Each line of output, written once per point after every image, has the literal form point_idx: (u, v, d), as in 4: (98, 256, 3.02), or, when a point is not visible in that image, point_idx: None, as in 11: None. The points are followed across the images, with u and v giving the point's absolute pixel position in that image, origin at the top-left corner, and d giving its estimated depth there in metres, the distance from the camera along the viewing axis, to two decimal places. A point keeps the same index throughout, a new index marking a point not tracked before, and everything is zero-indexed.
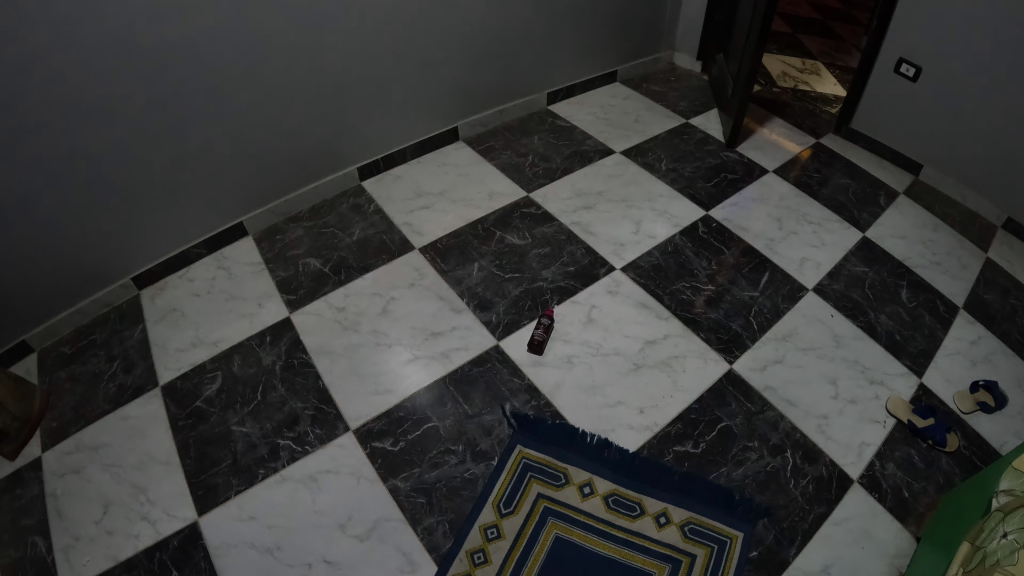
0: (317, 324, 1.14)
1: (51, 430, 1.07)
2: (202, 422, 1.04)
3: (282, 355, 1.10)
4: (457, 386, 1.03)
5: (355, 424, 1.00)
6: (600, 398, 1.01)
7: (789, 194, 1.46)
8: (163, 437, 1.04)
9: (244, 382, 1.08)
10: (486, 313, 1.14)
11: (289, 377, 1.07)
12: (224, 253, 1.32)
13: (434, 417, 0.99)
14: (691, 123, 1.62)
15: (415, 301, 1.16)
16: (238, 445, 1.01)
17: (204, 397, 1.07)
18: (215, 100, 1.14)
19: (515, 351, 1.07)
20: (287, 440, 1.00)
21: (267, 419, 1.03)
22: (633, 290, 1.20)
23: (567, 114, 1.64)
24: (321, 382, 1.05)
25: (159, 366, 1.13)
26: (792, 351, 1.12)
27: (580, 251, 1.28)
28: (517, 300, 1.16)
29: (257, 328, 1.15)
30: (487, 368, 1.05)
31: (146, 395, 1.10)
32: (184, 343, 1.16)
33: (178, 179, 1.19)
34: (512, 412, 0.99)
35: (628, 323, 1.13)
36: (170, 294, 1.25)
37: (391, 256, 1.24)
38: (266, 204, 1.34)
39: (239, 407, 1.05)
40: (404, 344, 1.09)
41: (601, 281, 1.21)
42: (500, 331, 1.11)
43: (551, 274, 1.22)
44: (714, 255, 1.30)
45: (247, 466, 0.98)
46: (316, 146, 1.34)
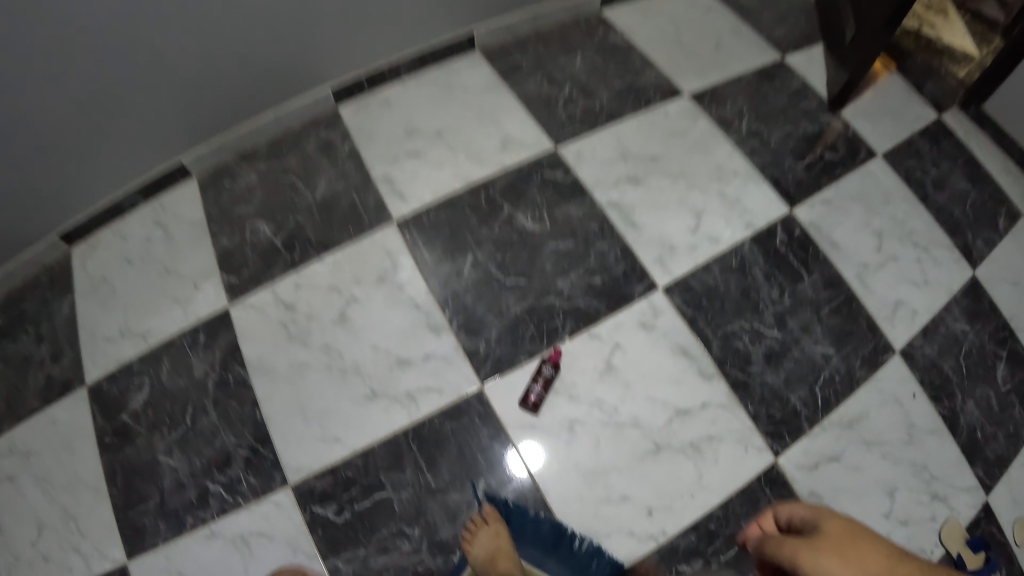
0: (262, 325, 0.95)
1: None
2: (130, 443, 1.00)
3: (217, 366, 0.96)
4: (423, 446, 0.82)
5: (293, 478, 0.86)
6: (601, 486, 0.80)
7: (897, 196, 1.08)
8: (91, 456, 1.03)
9: (173, 398, 0.98)
10: (471, 337, 0.88)
11: (221, 401, 0.94)
12: (162, 203, 1.14)
13: (387, 486, 0.81)
14: (788, 62, 1.21)
15: (386, 309, 0.90)
16: (166, 482, 0.95)
17: (131, 410, 1.01)
18: (108, 36, 0.86)
19: (498, 408, 0.84)
20: (217, 484, 0.91)
21: (196, 454, 0.94)
22: (674, 325, 0.93)
23: (626, 25, 1.23)
24: (259, 414, 0.90)
25: (87, 359, 1.09)
26: (852, 446, 0.86)
27: (606, 256, 0.97)
28: (514, 323, 0.89)
29: (192, 321, 1.01)
30: (461, 426, 0.83)
31: (74, 395, 1.07)
32: (113, 333, 1.08)
33: (94, 135, 0.98)
34: (485, 492, 0.80)
35: (658, 380, 0.88)
36: (103, 259, 1.15)
37: (358, 230, 0.98)
38: (210, 139, 1.10)
39: (166, 431, 0.97)
40: (363, 373, 0.87)
41: (634, 306, 0.93)
42: (486, 368, 0.86)
43: (566, 285, 0.93)
44: (788, 281, 0.98)
45: (176, 510, 0.93)
46: (264, 64, 1.02)
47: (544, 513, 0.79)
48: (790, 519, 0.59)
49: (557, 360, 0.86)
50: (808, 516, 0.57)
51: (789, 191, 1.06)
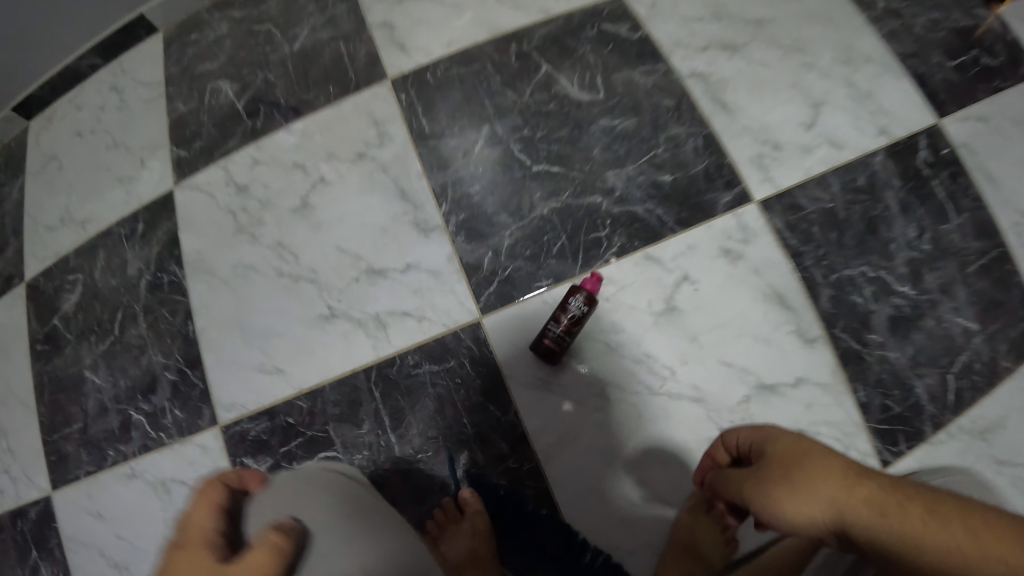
0: (207, 212, 0.72)
1: None
2: (58, 354, 0.81)
3: (151, 265, 0.74)
4: (390, 394, 0.57)
5: (223, 416, 0.64)
6: (635, 486, 0.56)
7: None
8: (24, 363, 0.85)
9: (104, 300, 0.78)
10: (473, 245, 0.60)
11: (153, 309, 0.72)
12: (122, 62, 0.93)
13: (336, 445, 0.58)
14: None
15: (354, 198, 0.64)
16: (91, 405, 0.75)
17: (61, 313, 0.82)
18: None
19: (502, 348, 0.58)
20: (141, 415, 0.71)
21: (122, 372, 0.73)
22: (767, 257, 0.63)
23: None
24: (191, 329, 0.68)
25: (28, 251, 0.90)
26: (982, 468, 0.57)
27: (682, 149, 0.67)
28: (539, 228, 0.61)
29: (133, 206, 0.79)
30: (446, 372, 0.57)
31: (13, 293, 0.89)
32: (54, 220, 0.88)
33: None
34: (466, 471, 0.56)
35: (735, 335, 0.61)
36: (56, 130, 0.95)
37: (339, 91, 0.71)
38: None
39: (95, 341, 0.77)
40: (321, 284, 0.62)
41: (715, 223, 0.64)
42: (491, 292, 0.59)
43: (620, 181, 0.65)
44: (931, 219, 0.65)
45: (97, 440, 0.74)
46: None
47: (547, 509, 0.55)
48: (736, 445, 0.45)
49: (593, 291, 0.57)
50: (751, 437, 0.43)
51: (935, 95, 0.69)
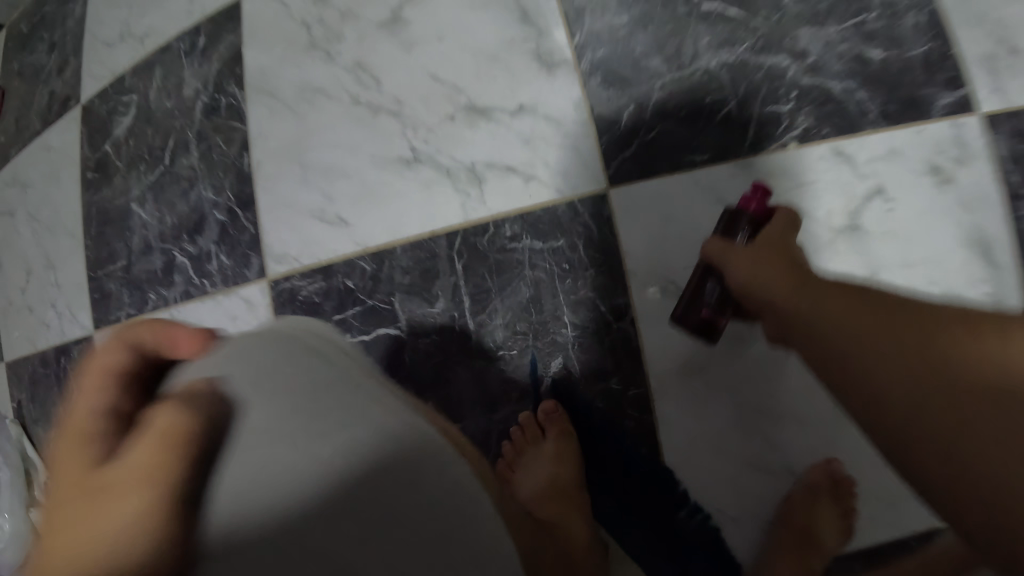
0: (275, 25, 0.57)
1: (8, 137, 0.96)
2: (106, 182, 0.72)
3: (210, 85, 0.62)
4: (476, 267, 0.45)
5: (273, 269, 0.53)
6: (760, 442, 0.42)
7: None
8: (73, 192, 0.79)
9: (157, 126, 0.67)
10: (613, 94, 0.45)
11: (207, 136, 0.61)
12: None
13: (399, 322, 0.46)
14: None
15: (457, 18, 0.49)
16: (133, 240, 0.67)
17: (112, 139, 0.73)
18: None
19: (627, 233, 0.44)
20: (185, 257, 0.62)
21: (169, 208, 0.64)
22: (986, 190, 0.44)
23: None
24: (246, 160, 0.56)
25: (85, 71, 0.81)
26: None
27: (900, 19, 0.46)
28: (697, 87, 0.45)
29: (195, 18, 0.67)
30: (550, 252, 0.44)
31: (69, 116, 0.81)
32: (113, 36, 0.78)
33: None
34: (554, 383, 0.44)
35: (923, 278, 0.44)
36: None
37: None
38: None
39: (143, 171, 0.67)
40: (405, 118, 0.49)
41: (926, 129, 0.45)
42: (624, 160, 0.44)
43: (816, 40, 0.47)
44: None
45: (139, 280, 0.66)
46: None
47: (645, 450, 0.42)
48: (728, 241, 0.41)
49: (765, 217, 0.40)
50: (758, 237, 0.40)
51: None
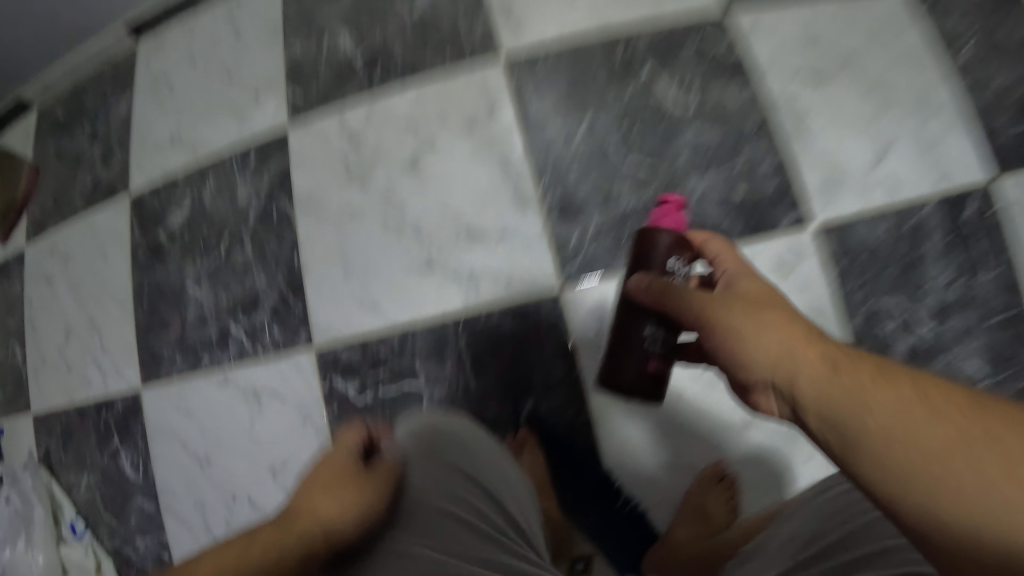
0: (320, 157, 0.77)
1: (42, 215, 1.10)
2: (159, 264, 0.88)
3: (262, 195, 0.80)
4: (474, 340, 0.68)
5: (319, 339, 0.73)
6: (670, 450, 0.64)
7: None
8: (119, 269, 0.93)
9: (210, 223, 0.84)
10: (565, 224, 0.68)
11: (260, 236, 0.79)
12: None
13: (421, 378, 0.69)
14: None
15: (458, 167, 0.71)
16: (189, 313, 0.84)
17: (166, 228, 0.88)
18: None
19: (577, 315, 0.66)
20: (239, 328, 0.79)
21: (224, 289, 0.82)
22: (812, 278, 0.71)
23: None
24: (297, 258, 0.76)
25: (133, 165, 0.94)
26: None
27: (752, 175, 0.73)
28: (624, 218, 0.68)
29: (245, 137, 0.83)
30: (523, 329, 0.67)
31: (114, 203, 0.95)
32: (163, 139, 0.92)
33: None
34: (528, 416, 0.66)
35: None
36: (171, 55, 0.96)
37: (454, 61, 0.75)
38: None
39: (198, 258, 0.85)
40: (423, 235, 0.70)
41: (772, 242, 0.71)
42: (574, 267, 0.67)
43: (701, 188, 0.72)
44: (969, 265, 0.69)
45: (193, 345, 0.83)
46: None
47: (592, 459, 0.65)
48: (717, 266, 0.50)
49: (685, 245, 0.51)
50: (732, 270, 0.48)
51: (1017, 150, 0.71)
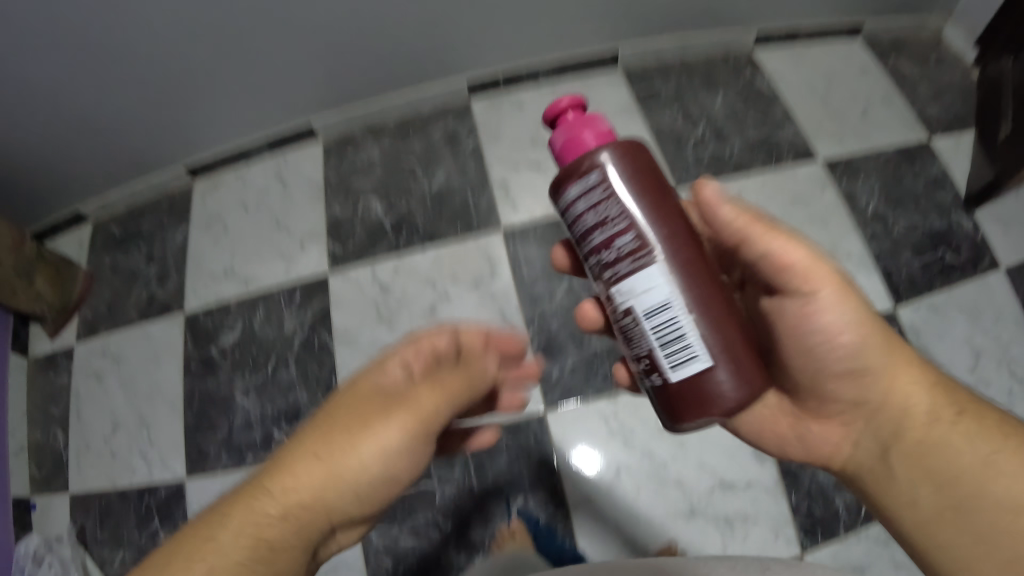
0: (355, 299, 1.00)
1: (87, 320, 1.20)
2: (210, 376, 1.06)
3: (305, 326, 1.00)
4: (478, 451, 0.91)
5: None
6: (628, 536, 0.86)
7: (1007, 315, 1.08)
8: (172, 372, 1.10)
9: (259, 345, 1.03)
10: (549, 360, 0.93)
11: (302, 359, 0.99)
12: (286, 157, 1.17)
13: (434, 478, 0.90)
14: (932, 148, 1.22)
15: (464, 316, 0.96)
16: (237, 418, 1.01)
17: (218, 345, 1.07)
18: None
19: (557, 432, 0.90)
20: (282, 434, 0.97)
21: (269, 401, 1.00)
22: None
23: (780, 70, 1.24)
24: (334, 378, 0.96)
25: (188, 287, 1.12)
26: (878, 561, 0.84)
27: None
28: (591, 360, 0.93)
29: (291, 280, 1.05)
30: (515, 440, 0.90)
31: (168, 319, 1.12)
32: (217, 270, 1.12)
33: (211, 81, 1.02)
34: (518, 509, 0.88)
35: (716, 446, 0.90)
36: (223, 197, 1.18)
37: (465, 228, 1.01)
38: (344, 111, 1.14)
39: (247, 373, 1.03)
40: None
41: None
42: (553, 396, 0.91)
43: None
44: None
45: (239, 445, 1.00)
46: (398, 48, 1.03)
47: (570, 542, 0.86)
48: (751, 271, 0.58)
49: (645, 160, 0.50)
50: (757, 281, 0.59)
51: (896, 288, 1.10)
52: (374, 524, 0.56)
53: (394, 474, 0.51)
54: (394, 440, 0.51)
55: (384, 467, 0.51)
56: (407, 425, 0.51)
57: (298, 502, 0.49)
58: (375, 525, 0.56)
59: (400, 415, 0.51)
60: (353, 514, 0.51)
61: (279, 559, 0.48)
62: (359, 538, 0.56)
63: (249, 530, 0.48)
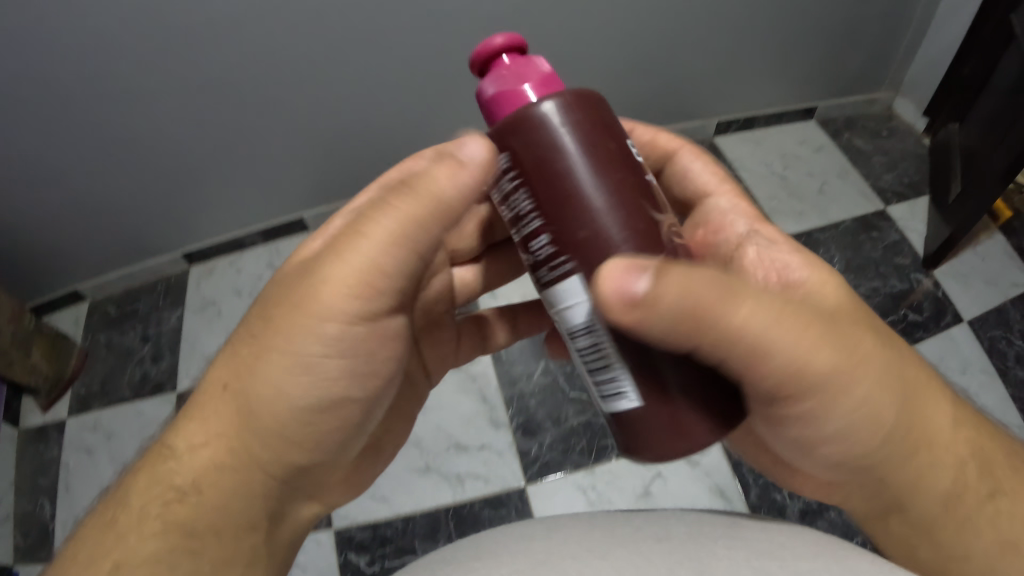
0: None
1: (79, 396, 1.22)
2: None
3: None
4: (462, 526, 0.93)
5: (338, 523, 0.95)
6: None
7: (975, 364, 1.16)
8: None
9: None
10: (526, 438, 0.99)
11: None
12: (278, 246, 1.30)
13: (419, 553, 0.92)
14: (888, 214, 1.34)
15: (446, 399, 1.05)
16: None
17: None
18: (241, 85, 1.01)
19: (538, 504, 0.94)
20: None
21: None
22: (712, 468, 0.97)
23: (735, 156, 1.41)
24: None
25: (181, 368, 1.18)
26: None
27: None
28: (568, 433, 0.99)
29: None
30: (498, 514, 0.93)
31: (162, 396, 1.17)
32: (210, 351, 1.19)
33: (219, 172, 1.14)
34: None
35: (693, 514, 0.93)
36: (216, 282, 1.27)
37: None
38: (337, 202, 1.26)
39: None
40: (422, 447, 1.00)
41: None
42: (532, 470, 0.96)
43: None
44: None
45: None
46: (390, 145, 1.17)
47: None
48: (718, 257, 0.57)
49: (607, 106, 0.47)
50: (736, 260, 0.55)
51: None
52: (321, 441, 0.57)
53: (315, 396, 0.54)
54: (304, 353, 0.52)
55: (290, 399, 0.53)
56: (321, 329, 0.52)
57: (208, 459, 0.52)
58: (323, 440, 0.57)
59: (307, 325, 0.52)
60: (272, 445, 0.53)
61: (212, 503, 0.51)
62: (304, 467, 0.57)
63: (162, 498, 0.51)
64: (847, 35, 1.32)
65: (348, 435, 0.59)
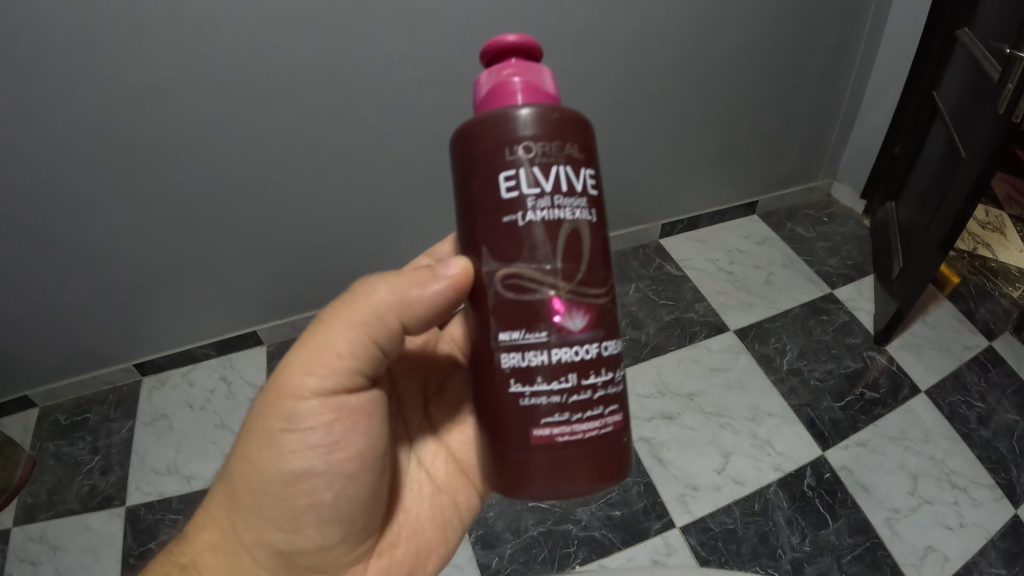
0: None
1: (25, 506, 1.15)
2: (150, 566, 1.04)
3: None
4: None
5: None
6: None
7: (937, 433, 1.15)
8: (111, 563, 1.06)
9: None
10: (487, 551, 1.02)
11: None
12: (232, 358, 1.32)
13: None
14: (836, 296, 1.39)
15: None
16: None
17: (159, 540, 1.08)
18: (203, 194, 1.03)
19: None
20: None
21: None
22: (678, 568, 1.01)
23: (681, 255, 1.48)
24: None
25: (131, 482, 1.16)
26: None
27: (627, 491, 1.08)
28: (530, 542, 1.02)
29: None
30: None
31: (111, 510, 1.12)
32: (162, 466, 1.17)
33: (179, 279, 1.15)
34: None
35: None
36: (168, 393, 1.28)
37: None
38: (303, 311, 1.31)
39: None
40: None
41: (648, 542, 1.02)
42: None
43: (586, 514, 1.06)
44: (811, 527, 1.04)
45: None
46: (355, 254, 1.22)
47: None
48: None
49: (504, 130, 0.45)
50: None
51: (822, 434, 1.15)
52: (300, 520, 0.55)
53: (282, 469, 0.54)
54: (267, 426, 0.54)
55: (263, 475, 0.54)
56: (281, 405, 0.53)
57: (206, 538, 0.58)
58: (303, 523, 0.55)
59: (278, 404, 0.54)
60: (252, 524, 0.56)
61: None
62: (291, 553, 0.56)
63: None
64: (781, 134, 1.42)
65: (331, 520, 0.56)
